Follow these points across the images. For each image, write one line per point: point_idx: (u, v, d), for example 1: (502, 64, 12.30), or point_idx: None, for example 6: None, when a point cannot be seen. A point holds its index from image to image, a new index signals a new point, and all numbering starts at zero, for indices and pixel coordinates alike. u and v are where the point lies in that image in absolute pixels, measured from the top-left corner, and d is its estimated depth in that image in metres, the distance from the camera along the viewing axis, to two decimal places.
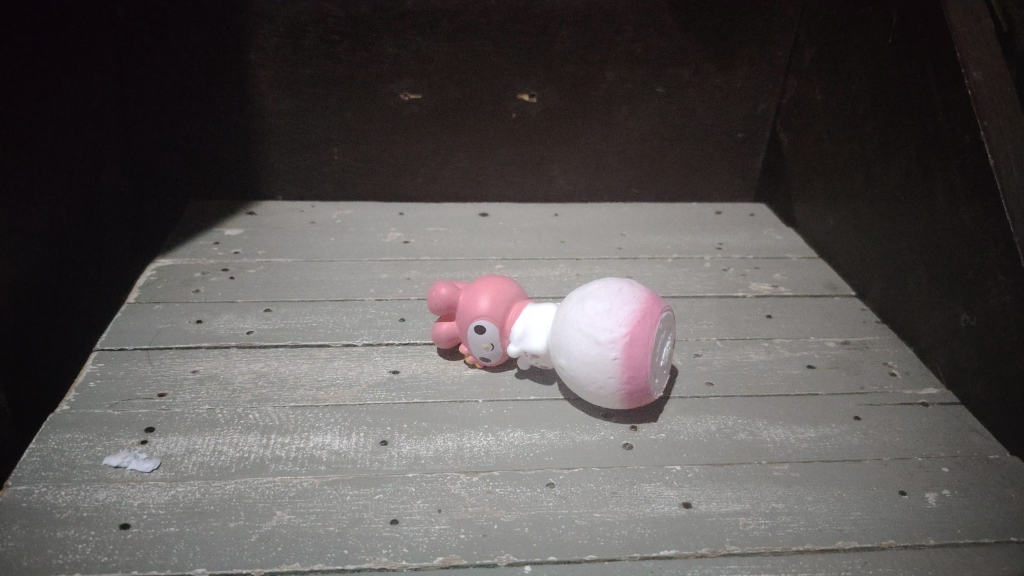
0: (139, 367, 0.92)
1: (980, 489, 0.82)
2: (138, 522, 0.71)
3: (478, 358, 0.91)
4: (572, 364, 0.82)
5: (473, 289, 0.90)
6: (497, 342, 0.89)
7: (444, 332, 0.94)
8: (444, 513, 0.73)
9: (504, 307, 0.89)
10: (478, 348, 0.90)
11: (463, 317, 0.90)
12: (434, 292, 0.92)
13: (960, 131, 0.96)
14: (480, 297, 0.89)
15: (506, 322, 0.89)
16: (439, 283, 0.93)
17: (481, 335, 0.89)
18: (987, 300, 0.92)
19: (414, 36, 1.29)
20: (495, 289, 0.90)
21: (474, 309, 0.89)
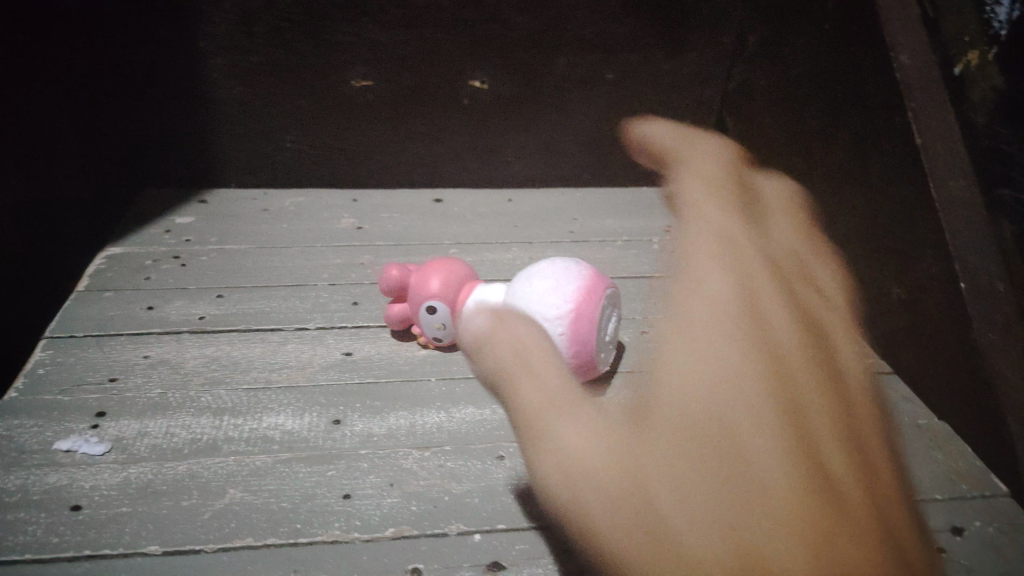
0: (89, 353, 0.92)
1: (910, 451, 0.88)
2: (91, 504, 0.71)
3: (435, 337, 0.92)
4: (515, 317, 0.83)
5: (425, 272, 0.92)
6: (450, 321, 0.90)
7: (395, 315, 0.96)
8: (396, 487, 0.75)
9: (456, 287, 0.90)
10: (432, 329, 0.92)
11: (414, 299, 0.92)
12: (386, 275, 0.94)
13: (892, 113, 1.01)
14: (430, 280, 0.91)
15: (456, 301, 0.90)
16: (391, 265, 0.95)
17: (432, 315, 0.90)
18: (917, 274, 0.96)
19: (366, 23, 1.28)
20: (445, 271, 0.91)
21: (425, 290, 0.90)
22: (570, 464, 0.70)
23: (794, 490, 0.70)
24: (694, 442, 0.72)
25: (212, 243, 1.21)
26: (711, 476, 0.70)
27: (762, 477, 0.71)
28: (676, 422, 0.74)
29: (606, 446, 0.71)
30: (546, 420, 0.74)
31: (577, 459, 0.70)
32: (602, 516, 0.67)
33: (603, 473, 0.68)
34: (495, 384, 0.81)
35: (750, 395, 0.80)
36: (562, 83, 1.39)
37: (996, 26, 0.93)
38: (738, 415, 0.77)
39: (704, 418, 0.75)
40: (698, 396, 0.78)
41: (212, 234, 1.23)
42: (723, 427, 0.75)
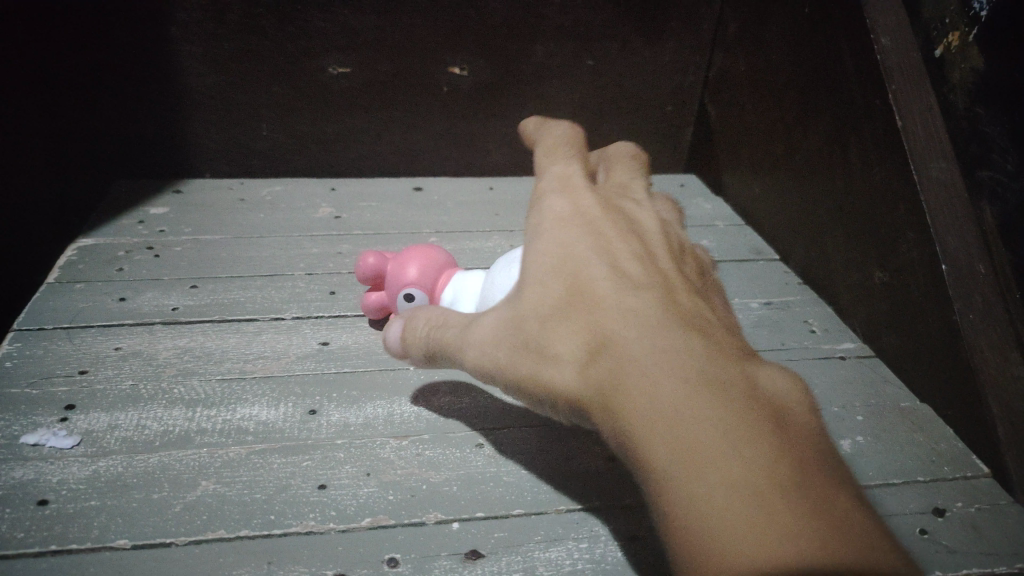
0: (58, 346, 0.90)
1: (892, 434, 0.88)
2: (58, 498, 0.69)
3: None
4: (425, 309, 0.69)
5: (402, 259, 0.91)
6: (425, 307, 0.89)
7: (372, 303, 0.94)
8: (373, 477, 0.73)
9: (434, 275, 0.89)
10: None
11: (390, 285, 0.91)
12: (363, 262, 0.93)
13: (872, 96, 1.00)
14: (407, 265, 0.90)
15: (433, 287, 0.89)
16: (369, 252, 0.94)
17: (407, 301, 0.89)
18: (898, 256, 0.96)
19: (340, 9, 1.25)
20: (422, 257, 0.90)
21: (401, 276, 0.89)
22: (482, 354, 0.62)
23: (665, 343, 0.54)
24: (574, 333, 0.58)
25: (187, 233, 1.19)
26: (596, 370, 0.55)
27: (611, 314, 0.57)
28: (549, 318, 0.59)
29: (513, 342, 0.60)
30: (457, 326, 0.65)
31: (495, 357, 0.61)
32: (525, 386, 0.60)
33: (521, 363, 0.59)
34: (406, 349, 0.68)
35: (601, 205, 0.67)
36: (542, 70, 1.37)
37: (976, 7, 0.92)
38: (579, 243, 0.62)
39: (572, 287, 0.60)
40: (551, 283, 0.60)
41: (187, 224, 1.21)
42: (579, 275, 0.60)
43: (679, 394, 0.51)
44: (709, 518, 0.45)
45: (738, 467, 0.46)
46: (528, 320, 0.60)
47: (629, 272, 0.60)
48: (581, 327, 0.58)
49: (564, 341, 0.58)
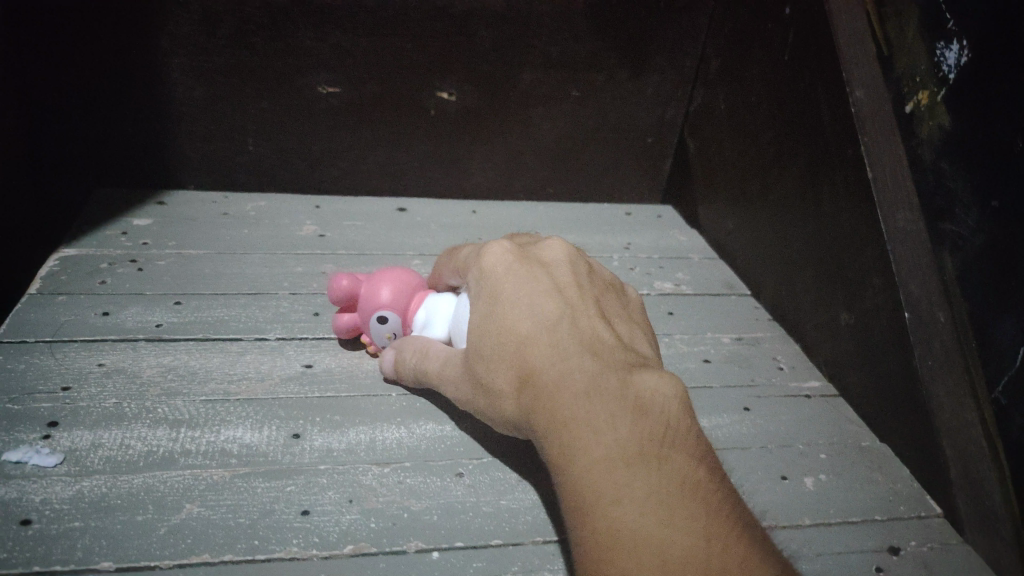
0: (41, 361, 0.90)
1: (853, 473, 0.92)
2: (41, 518, 0.70)
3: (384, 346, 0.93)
4: (408, 339, 0.85)
5: (376, 281, 0.92)
6: (398, 329, 0.91)
7: (345, 322, 0.96)
8: (355, 504, 0.75)
9: (406, 297, 0.91)
10: (382, 337, 0.92)
11: (362, 307, 0.92)
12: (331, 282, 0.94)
13: (844, 145, 1.04)
14: (379, 288, 0.91)
15: (405, 310, 0.91)
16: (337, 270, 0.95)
17: (380, 324, 0.90)
18: (864, 300, 1.00)
19: (333, 30, 1.27)
20: (392, 281, 0.92)
21: (375, 300, 0.91)
22: (450, 385, 0.77)
23: (569, 366, 0.67)
24: (499, 366, 0.69)
25: (170, 247, 1.19)
26: (519, 392, 0.68)
27: (531, 346, 0.68)
28: (481, 354, 0.71)
29: (464, 374, 0.74)
30: (435, 365, 0.80)
31: (453, 386, 0.76)
32: (473, 407, 0.74)
33: (469, 391, 0.73)
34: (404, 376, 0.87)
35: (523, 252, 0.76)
36: (527, 98, 1.40)
37: (945, 69, 0.97)
38: (505, 284, 0.72)
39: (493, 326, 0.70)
40: (484, 322, 0.71)
41: (170, 238, 1.22)
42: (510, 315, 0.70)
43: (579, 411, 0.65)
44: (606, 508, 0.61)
45: (617, 461, 0.63)
46: (470, 353, 0.73)
47: (545, 307, 0.71)
48: (504, 360, 0.69)
49: (492, 375, 0.70)
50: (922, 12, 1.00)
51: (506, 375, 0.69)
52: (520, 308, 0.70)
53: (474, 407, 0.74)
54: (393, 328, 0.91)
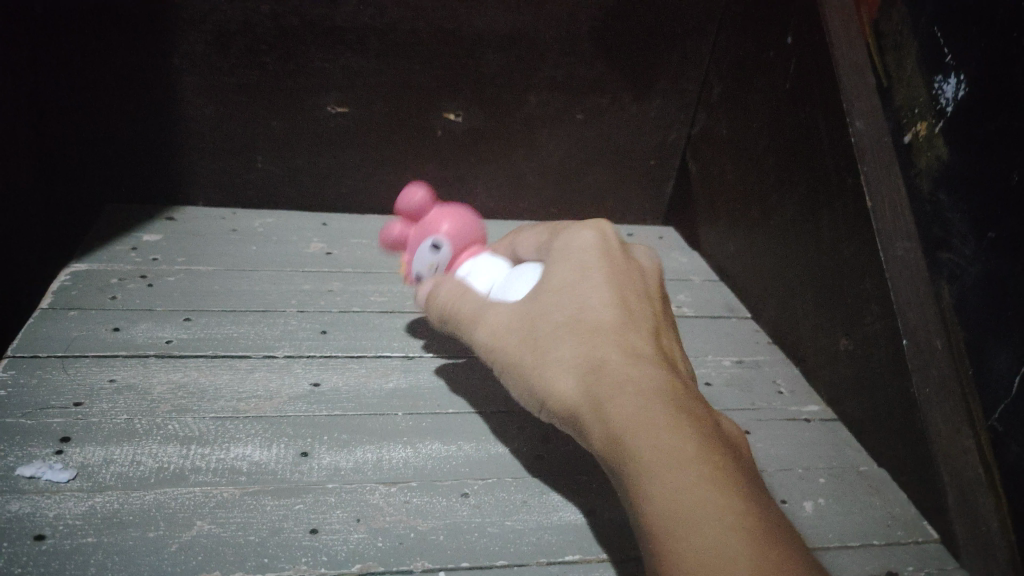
0: (53, 376, 0.91)
1: (851, 498, 0.93)
2: (55, 533, 0.71)
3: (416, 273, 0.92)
4: (449, 280, 0.84)
5: (444, 212, 0.92)
6: (441, 266, 0.91)
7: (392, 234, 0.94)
8: (363, 523, 0.76)
9: (463, 238, 0.91)
10: (423, 264, 0.90)
11: (423, 229, 0.93)
12: (414, 197, 0.96)
13: (843, 173, 1.06)
14: (450, 218, 0.92)
15: (458, 251, 0.91)
16: (423, 189, 0.97)
17: (430, 249, 0.90)
18: (863, 326, 1.02)
19: (342, 52, 1.29)
20: (465, 220, 0.92)
21: (439, 226, 0.91)
22: (490, 338, 0.76)
23: (640, 366, 0.69)
24: (574, 338, 0.72)
25: (179, 263, 1.21)
26: (585, 366, 0.70)
27: (605, 337, 0.71)
28: (554, 323, 0.73)
29: (520, 332, 0.74)
30: (473, 308, 0.79)
31: (499, 342, 0.76)
32: (513, 372, 0.74)
33: (520, 351, 0.74)
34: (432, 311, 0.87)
35: (619, 245, 0.80)
36: (532, 119, 1.42)
37: (943, 101, 1.01)
38: (595, 268, 0.76)
39: (576, 301, 0.74)
40: (563, 294, 0.75)
41: (180, 254, 1.23)
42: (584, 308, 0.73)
43: (650, 397, 0.66)
44: (662, 486, 0.60)
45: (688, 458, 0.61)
46: (537, 316, 0.74)
47: (616, 305, 0.73)
48: (578, 335, 0.72)
49: (561, 342, 0.72)
50: (920, 48, 1.04)
51: (578, 348, 0.71)
52: (604, 292, 0.74)
53: (515, 372, 0.74)
54: (438, 262, 0.90)
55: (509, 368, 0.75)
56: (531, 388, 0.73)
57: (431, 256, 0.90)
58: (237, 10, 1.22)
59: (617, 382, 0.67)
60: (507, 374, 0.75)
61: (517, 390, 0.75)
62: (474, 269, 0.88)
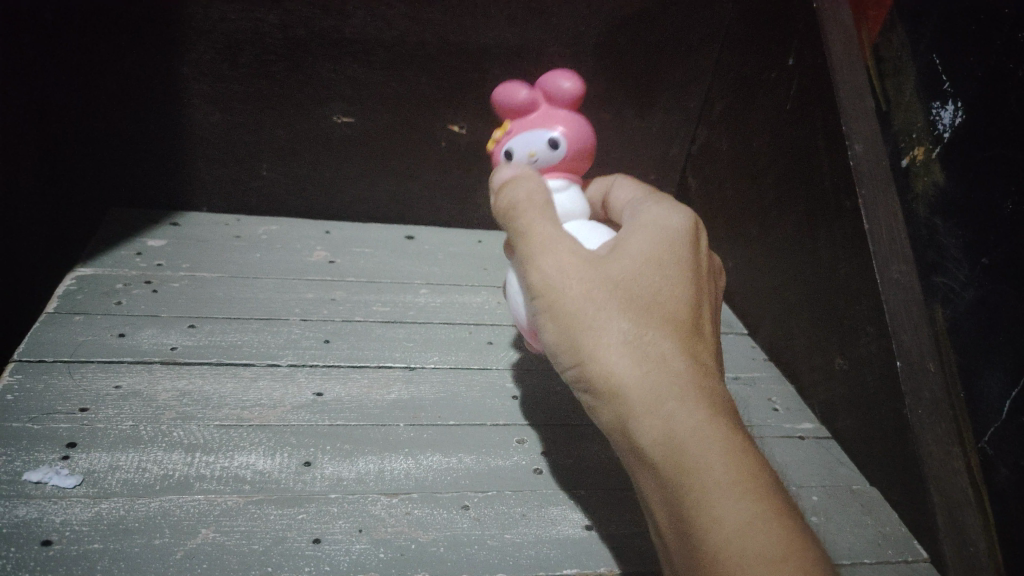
0: (58, 381, 0.92)
1: (843, 515, 0.95)
2: (61, 539, 0.72)
3: (517, 152, 0.87)
4: (530, 183, 0.77)
5: (578, 124, 0.88)
6: (539, 164, 0.87)
7: (523, 99, 0.89)
8: (365, 533, 0.78)
9: (577, 154, 0.88)
10: (532, 150, 0.86)
11: (549, 118, 0.88)
12: (565, 80, 0.89)
13: (841, 197, 1.06)
14: (579, 133, 0.88)
15: (562, 166, 0.88)
16: (575, 80, 0.90)
17: (545, 143, 0.86)
18: (858, 347, 1.04)
19: (349, 64, 1.29)
20: (588, 146, 0.89)
21: (565, 131, 0.87)
22: (552, 283, 0.70)
23: (704, 371, 0.69)
24: (647, 316, 0.69)
25: (184, 269, 1.22)
26: (653, 348, 0.67)
27: (677, 328, 0.69)
28: (631, 293, 0.69)
29: (594, 284, 0.69)
30: (535, 243, 0.72)
31: (565, 284, 0.70)
32: (568, 320, 0.69)
33: (589, 302, 0.69)
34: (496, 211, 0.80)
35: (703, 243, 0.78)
36: None
37: (940, 128, 1.02)
38: (681, 255, 0.74)
39: (657, 278, 0.71)
40: (646, 268, 0.71)
41: (184, 259, 1.24)
42: (663, 292, 0.70)
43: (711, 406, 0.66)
44: (720, 503, 0.60)
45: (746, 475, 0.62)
46: (617, 276, 0.70)
47: (691, 297, 0.72)
48: (651, 314, 0.69)
49: (633, 314, 0.68)
50: (919, 75, 1.06)
51: (650, 327, 0.68)
52: (685, 283, 0.72)
53: (571, 321, 0.69)
54: (542, 159, 0.87)
55: (565, 315, 0.69)
56: (583, 345, 0.68)
57: (540, 150, 0.87)
58: (245, 19, 1.22)
59: (681, 379, 0.67)
60: (559, 319, 0.70)
61: (556, 338, 0.71)
62: (563, 196, 0.86)
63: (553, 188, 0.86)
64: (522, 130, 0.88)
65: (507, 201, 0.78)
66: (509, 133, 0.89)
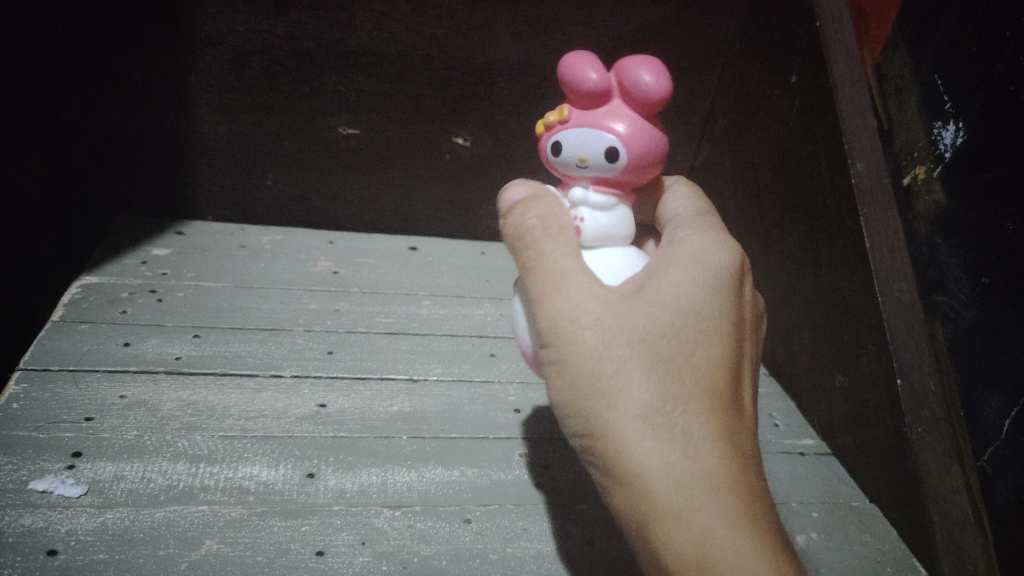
0: (64, 390, 0.93)
1: (843, 533, 0.97)
2: (67, 548, 0.73)
3: (568, 151, 0.78)
4: (538, 203, 0.74)
5: (646, 134, 0.77)
6: (587, 170, 0.78)
7: (591, 87, 0.75)
8: (367, 546, 0.78)
9: (637, 170, 0.78)
10: (585, 156, 0.77)
11: (613, 117, 0.76)
12: (647, 70, 0.75)
13: (843, 216, 1.07)
14: (645, 143, 0.77)
15: (614, 178, 0.78)
16: (662, 75, 0.75)
17: (598, 152, 0.76)
18: (858, 364, 1.04)
19: (355, 76, 1.30)
20: (654, 157, 0.78)
21: (627, 141, 0.76)
22: (569, 336, 0.66)
23: (729, 440, 0.65)
24: (666, 375, 0.65)
25: (189, 278, 1.23)
26: (671, 414, 0.64)
27: (700, 390, 0.66)
28: (654, 351, 0.65)
29: (616, 344, 0.65)
30: (546, 285, 0.69)
31: (581, 341, 0.65)
32: (583, 381, 0.65)
33: (609, 365, 0.65)
34: (506, 234, 0.76)
35: (742, 285, 0.74)
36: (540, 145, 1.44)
37: (942, 147, 1.03)
38: (714, 312, 0.69)
39: (684, 339, 0.67)
40: (673, 321, 0.67)
41: (189, 269, 1.25)
42: (688, 350, 0.66)
43: (730, 490, 0.63)
44: None
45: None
46: (637, 330, 0.66)
47: (720, 352, 0.68)
48: (671, 374, 0.65)
49: (655, 381, 0.65)
50: (921, 95, 1.07)
51: (672, 396, 0.65)
52: (713, 338, 0.68)
53: (585, 382, 0.65)
54: (593, 167, 0.77)
55: (581, 374, 0.65)
56: (597, 410, 0.64)
57: (594, 157, 0.77)
58: (254, 31, 1.23)
59: (699, 460, 0.63)
60: (574, 378, 0.66)
61: (567, 395, 0.67)
62: (597, 216, 0.79)
63: (592, 202, 0.79)
64: (581, 123, 0.77)
65: (516, 225, 0.74)
66: (564, 121, 0.78)
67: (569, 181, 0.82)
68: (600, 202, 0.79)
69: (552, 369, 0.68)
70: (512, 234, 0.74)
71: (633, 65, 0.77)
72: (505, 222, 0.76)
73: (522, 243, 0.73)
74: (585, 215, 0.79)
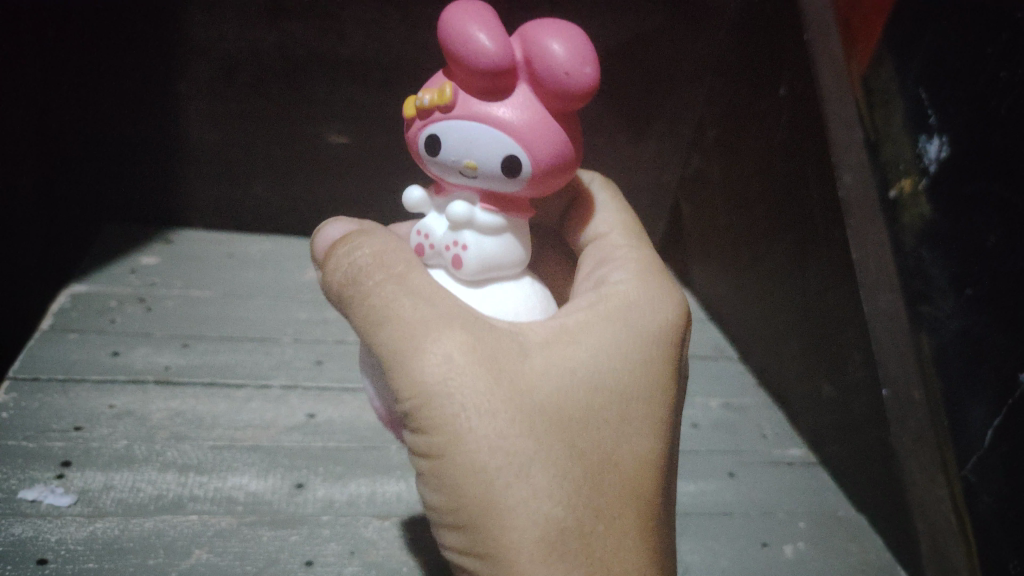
0: (54, 399, 0.93)
1: (828, 542, 0.98)
2: (57, 558, 0.73)
3: (453, 154, 0.61)
4: (368, 240, 0.64)
5: (554, 133, 0.62)
6: (477, 178, 0.62)
7: (488, 66, 0.58)
8: (356, 556, 0.79)
9: (541, 179, 0.62)
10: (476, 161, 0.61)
11: (515, 107, 0.61)
12: (558, 42, 0.60)
13: (829, 227, 1.09)
14: (552, 146, 0.61)
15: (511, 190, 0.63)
16: (578, 55, 0.60)
17: (492, 158, 0.61)
18: (846, 374, 1.07)
19: (346, 85, 1.29)
20: (562, 162, 0.62)
21: (531, 147, 0.60)
22: (458, 425, 0.55)
23: (623, 539, 0.61)
24: (567, 467, 0.58)
25: (178, 287, 1.22)
26: (568, 512, 0.58)
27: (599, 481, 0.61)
28: (556, 441, 0.58)
29: (514, 437, 0.56)
30: (403, 351, 0.57)
31: (472, 432, 0.55)
32: (467, 482, 0.56)
33: (498, 464, 0.56)
34: (325, 278, 0.64)
35: (668, 348, 0.68)
36: None
37: (927, 161, 1.01)
38: (630, 387, 0.63)
39: (586, 419, 0.61)
40: (578, 404, 0.60)
41: (178, 278, 1.25)
42: (591, 436, 0.61)
43: None
44: None
45: None
46: (538, 418, 0.58)
47: (626, 437, 0.63)
48: (571, 465, 0.59)
49: (555, 477, 0.57)
50: (906, 108, 1.04)
51: (576, 496, 0.58)
52: (618, 420, 0.63)
53: (472, 486, 0.55)
54: (484, 175, 0.62)
55: (466, 477, 0.55)
56: (483, 518, 0.56)
57: (484, 159, 0.61)
58: (244, 41, 1.23)
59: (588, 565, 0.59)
60: (455, 478, 0.56)
61: (443, 496, 0.57)
62: (479, 240, 0.64)
63: (474, 220, 0.64)
64: (468, 108, 0.61)
65: (343, 269, 0.62)
66: (448, 111, 0.61)
67: (450, 189, 0.66)
68: (487, 223, 0.64)
69: (423, 461, 0.57)
70: (342, 277, 0.63)
71: (544, 38, 0.60)
72: (328, 264, 0.64)
73: (358, 288, 0.61)
74: (467, 242, 0.64)
